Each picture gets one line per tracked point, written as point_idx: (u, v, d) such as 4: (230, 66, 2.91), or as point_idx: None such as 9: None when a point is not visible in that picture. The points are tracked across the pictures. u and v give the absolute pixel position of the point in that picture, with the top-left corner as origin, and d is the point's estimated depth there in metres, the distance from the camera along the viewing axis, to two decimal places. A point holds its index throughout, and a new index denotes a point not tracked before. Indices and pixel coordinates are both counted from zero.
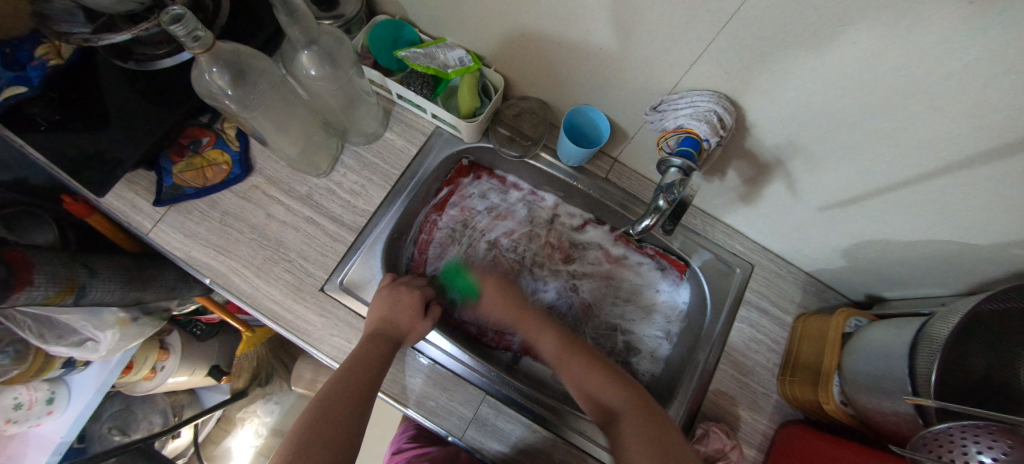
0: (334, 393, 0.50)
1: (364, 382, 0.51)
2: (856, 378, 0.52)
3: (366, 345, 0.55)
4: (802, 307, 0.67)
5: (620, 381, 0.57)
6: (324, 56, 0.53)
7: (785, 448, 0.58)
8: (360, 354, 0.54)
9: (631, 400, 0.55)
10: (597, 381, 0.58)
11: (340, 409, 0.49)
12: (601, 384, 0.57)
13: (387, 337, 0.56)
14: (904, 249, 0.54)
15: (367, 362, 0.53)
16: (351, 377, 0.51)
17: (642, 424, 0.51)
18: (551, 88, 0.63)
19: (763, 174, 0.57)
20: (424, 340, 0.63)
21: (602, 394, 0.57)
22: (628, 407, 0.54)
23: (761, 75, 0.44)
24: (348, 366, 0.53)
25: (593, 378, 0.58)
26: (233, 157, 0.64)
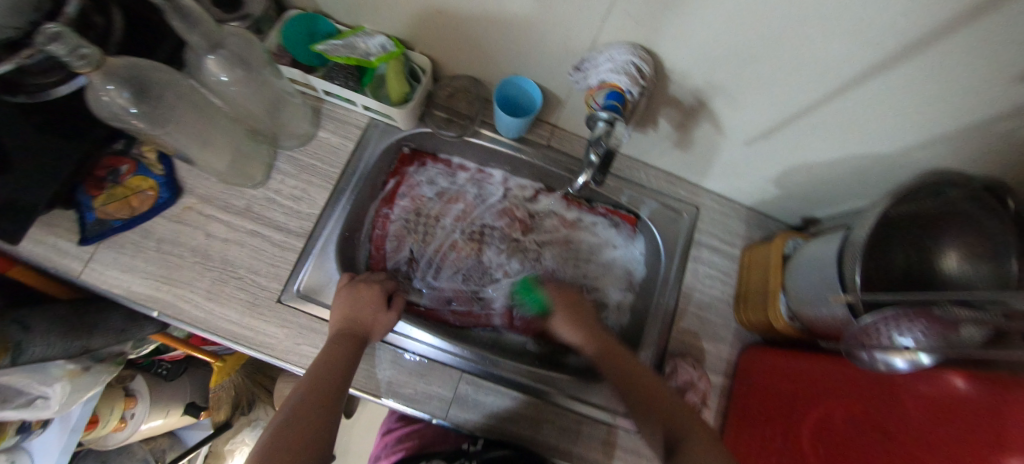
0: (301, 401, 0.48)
1: (334, 388, 0.50)
2: (796, 292, 0.56)
3: (333, 350, 0.54)
4: (746, 238, 0.72)
5: (683, 419, 0.50)
6: (234, 59, 0.51)
7: (746, 369, 0.63)
8: (327, 357, 0.53)
9: (702, 439, 0.47)
10: (663, 410, 0.51)
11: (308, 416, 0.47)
12: (660, 413, 0.51)
13: (355, 337, 0.56)
14: (824, 168, 0.58)
15: (335, 369, 0.52)
16: (317, 382, 0.50)
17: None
18: (478, 63, 0.62)
19: (691, 118, 0.59)
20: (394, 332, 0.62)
21: (661, 426, 0.50)
22: (694, 444, 0.46)
23: (670, 21, 0.45)
24: (312, 372, 0.51)
25: (656, 413, 0.51)
26: (159, 181, 0.61)
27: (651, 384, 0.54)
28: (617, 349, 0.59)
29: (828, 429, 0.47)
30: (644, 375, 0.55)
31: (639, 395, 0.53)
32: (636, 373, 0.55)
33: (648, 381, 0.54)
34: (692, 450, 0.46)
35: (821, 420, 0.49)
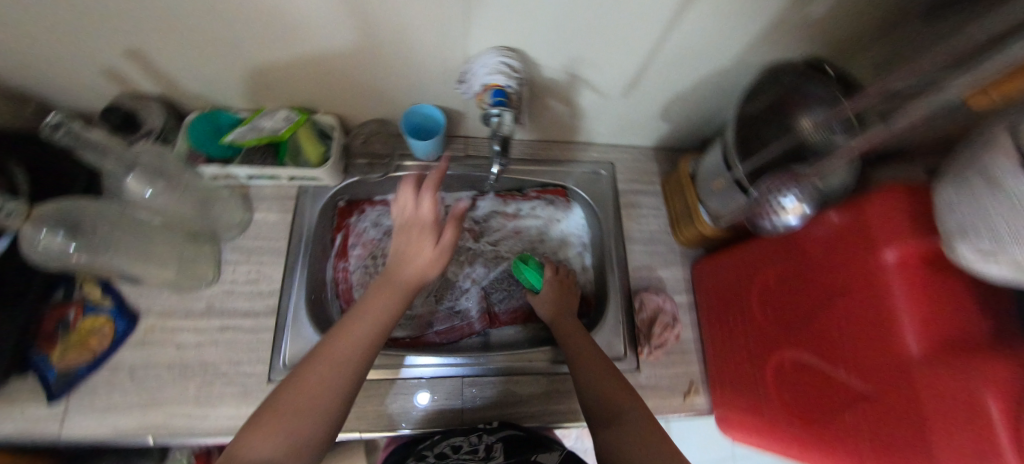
0: (319, 353, 0.47)
1: (360, 345, 0.49)
2: (710, 199, 0.66)
3: (375, 305, 0.52)
4: (662, 173, 0.82)
5: (628, 392, 0.53)
6: (151, 172, 0.55)
7: (704, 281, 0.71)
8: (359, 310, 0.52)
9: (638, 411, 0.50)
10: (611, 386, 0.53)
11: (327, 368, 0.46)
12: (609, 386, 0.53)
13: (393, 293, 0.54)
14: (692, 95, 0.69)
15: (366, 326, 0.50)
16: (344, 340, 0.49)
17: (642, 428, 0.48)
18: (378, 105, 0.69)
19: (573, 92, 0.68)
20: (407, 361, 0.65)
21: (611, 393, 0.52)
22: (633, 414, 0.49)
23: (517, 25, 0.54)
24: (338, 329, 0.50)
25: (607, 388, 0.53)
26: (111, 313, 0.62)
27: (607, 367, 0.56)
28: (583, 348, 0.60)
29: (768, 296, 0.58)
30: (598, 360, 0.57)
31: (590, 378, 0.55)
32: (591, 359, 0.58)
33: (603, 363, 0.57)
34: (628, 417, 0.49)
35: (760, 290, 0.59)
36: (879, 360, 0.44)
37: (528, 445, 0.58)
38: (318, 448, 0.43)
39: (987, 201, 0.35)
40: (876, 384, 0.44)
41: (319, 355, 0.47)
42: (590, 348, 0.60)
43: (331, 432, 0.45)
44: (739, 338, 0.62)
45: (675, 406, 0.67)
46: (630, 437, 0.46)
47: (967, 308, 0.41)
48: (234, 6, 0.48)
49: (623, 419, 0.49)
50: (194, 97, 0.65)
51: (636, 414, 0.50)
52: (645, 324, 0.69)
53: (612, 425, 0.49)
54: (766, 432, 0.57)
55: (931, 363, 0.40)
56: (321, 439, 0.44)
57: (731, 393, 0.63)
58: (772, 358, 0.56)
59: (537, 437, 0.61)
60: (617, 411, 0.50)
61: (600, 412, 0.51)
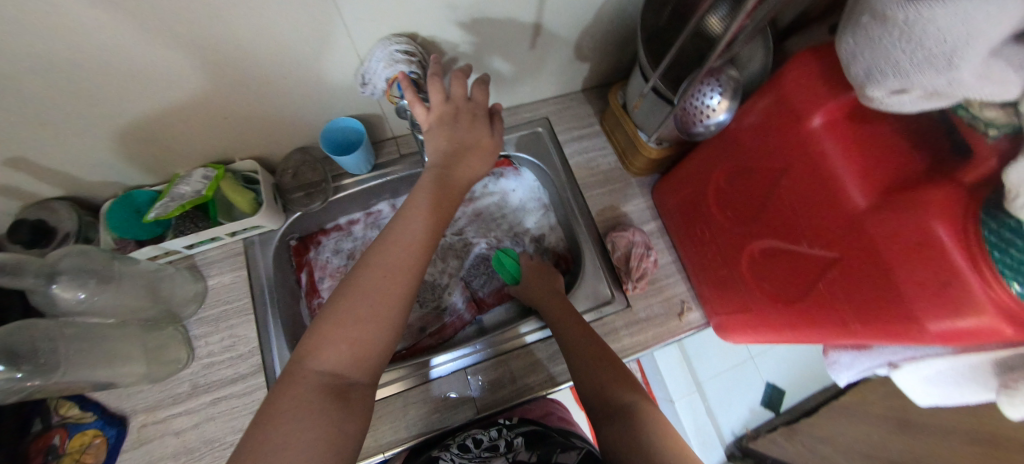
0: (387, 253, 0.47)
1: (411, 255, 0.47)
2: (646, 122, 0.65)
3: (417, 213, 0.49)
4: (597, 113, 0.81)
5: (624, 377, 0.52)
6: (78, 274, 0.51)
7: (666, 204, 0.71)
8: (409, 215, 0.49)
9: (643, 402, 0.49)
10: (607, 373, 0.52)
11: (382, 282, 0.45)
12: (605, 374, 0.52)
13: (432, 189, 0.51)
14: (598, 26, 0.67)
15: (419, 232, 0.48)
16: (403, 247, 0.47)
17: (646, 415, 0.47)
18: (291, 132, 0.66)
19: (481, 59, 0.66)
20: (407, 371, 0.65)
21: (607, 380, 0.52)
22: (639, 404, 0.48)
23: (396, 8, 0.51)
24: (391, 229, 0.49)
25: (603, 377, 0.52)
26: (98, 425, 0.59)
27: (605, 356, 0.55)
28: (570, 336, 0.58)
29: (725, 196, 0.59)
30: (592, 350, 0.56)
31: (586, 370, 0.53)
32: (584, 351, 0.56)
33: (597, 351, 0.55)
34: (625, 399, 0.49)
35: (717, 193, 0.60)
36: (833, 224, 0.45)
37: (549, 436, 0.57)
38: (370, 363, 0.44)
39: (886, 44, 0.35)
40: (836, 247, 0.45)
41: (373, 262, 0.46)
42: (582, 338, 0.58)
43: (388, 346, 0.46)
44: (712, 246, 0.63)
45: (674, 328, 0.68)
46: (630, 425, 0.46)
47: (903, 147, 0.41)
48: (93, 73, 0.45)
49: (625, 407, 0.48)
50: (99, 186, 0.62)
51: (639, 405, 0.49)
52: (623, 261, 0.69)
53: (613, 417, 0.48)
54: (761, 328, 0.58)
55: (878, 209, 0.41)
56: (378, 352, 0.45)
57: (721, 301, 0.64)
58: (745, 255, 0.57)
59: (560, 432, 0.59)
60: (616, 401, 0.49)
61: (601, 406, 0.50)
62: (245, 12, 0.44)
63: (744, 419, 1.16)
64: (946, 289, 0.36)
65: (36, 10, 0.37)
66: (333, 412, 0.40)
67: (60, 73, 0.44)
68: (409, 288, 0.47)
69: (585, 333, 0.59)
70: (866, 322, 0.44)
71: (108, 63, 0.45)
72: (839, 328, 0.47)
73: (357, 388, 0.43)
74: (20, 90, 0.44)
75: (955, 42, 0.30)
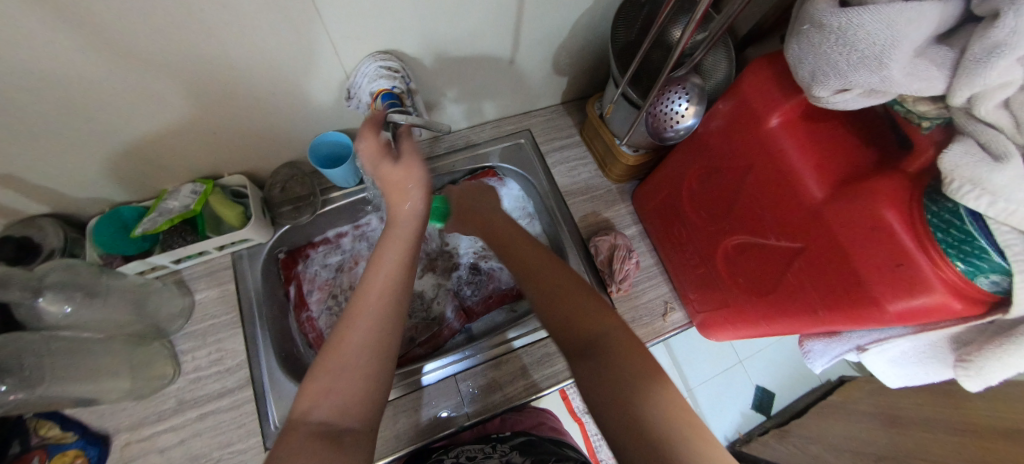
0: (362, 306, 0.46)
1: (389, 305, 0.46)
2: (621, 129, 0.69)
3: (385, 272, 0.48)
4: (577, 124, 0.85)
5: (597, 317, 0.52)
6: (64, 290, 0.52)
7: (645, 208, 0.74)
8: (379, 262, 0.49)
9: (612, 336, 0.49)
10: (570, 314, 0.53)
11: (363, 332, 0.45)
12: (577, 322, 0.52)
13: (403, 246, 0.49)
14: (573, 42, 0.71)
15: (387, 288, 0.47)
16: (377, 299, 0.46)
17: (619, 358, 0.47)
18: (279, 148, 0.68)
19: (462, 75, 0.69)
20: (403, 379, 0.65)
21: (581, 328, 0.51)
22: (606, 341, 0.49)
23: (379, 27, 0.54)
24: (365, 287, 0.47)
25: (583, 329, 0.51)
26: (79, 445, 0.58)
27: (568, 305, 0.54)
28: (547, 282, 0.57)
29: (697, 197, 0.62)
30: (562, 291, 0.55)
31: (559, 318, 0.53)
32: (555, 292, 0.55)
33: (557, 293, 0.55)
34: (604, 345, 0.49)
35: (689, 195, 0.63)
36: (795, 218, 0.47)
37: (544, 446, 0.59)
38: (363, 406, 0.42)
39: (826, 49, 0.38)
40: (801, 238, 0.47)
41: (357, 319, 0.45)
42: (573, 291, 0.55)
43: (380, 392, 0.44)
44: (689, 246, 0.65)
45: (659, 328, 0.70)
46: (607, 374, 0.46)
47: (851, 144, 0.45)
48: (85, 92, 0.47)
49: (599, 346, 0.49)
50: (87, 203, 0.63)
51: (612, 335, 0.50)
52: (606, 264, 0.71)
53: (590, 356, 0.49)
54: (739, 322, 0.60)
55: (834, 200, 0.43)
56: (370, 400, 0.43)
57: (700, 298, 0.66)
58: (720, 252, 0.59)
59: (552, 442, 0.62)
60: (591, 343, 0.50)
61: (573, 346, 0.51)
62: (235, 30, 0.47)
63: (736, 423, 1.16)
64: (897, 271, 0.39)
65: (38, 33, 0.39)
66: (324, 458, 0.38)
67: (54, 93, 0.46)
68: (392, 331, 0.46)
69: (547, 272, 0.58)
70: (832, 308, 0.46)
71: (99, 82, 0.46)
72: (808, 316, 0.49)
73: (352, 437, 0.41)
74: (16, 109, 0.46)
75: (885, 43, 0.34)
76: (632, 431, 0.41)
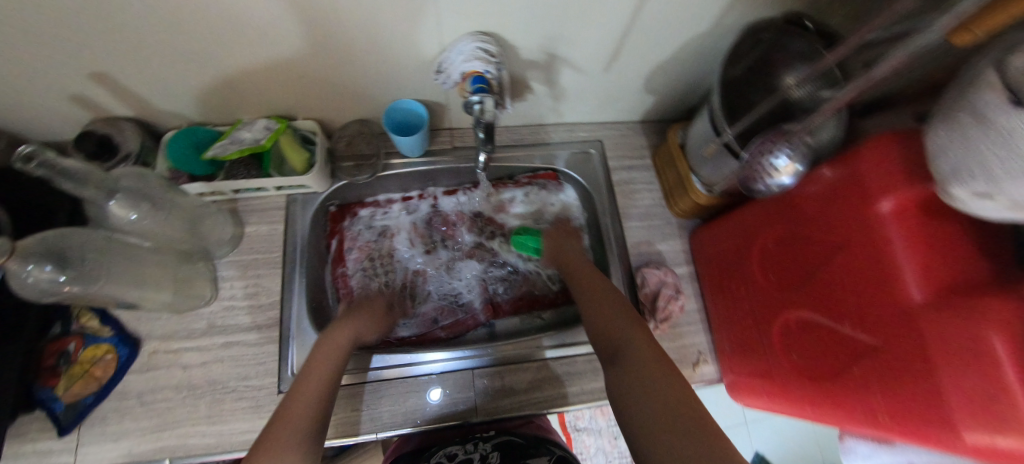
0: (290, 399, 0.49)
1: (315, 397, 0.50)
2: (703, 166, 0.65)
3: (312, 380, 0.51)
4: (652, 146, 0.81)
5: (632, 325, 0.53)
6: (135, 197, 0.52)
7: (702, 250, 0.71)
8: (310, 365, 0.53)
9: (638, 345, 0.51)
10: (608, 320, 0.55)
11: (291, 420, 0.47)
12: (611, 328, 0.54)
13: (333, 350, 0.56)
14: (675, 61, 0.68)
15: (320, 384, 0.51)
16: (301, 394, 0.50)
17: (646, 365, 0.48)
18: (357, 104, 0.68)
19: (553, 71, 0.66)
20: (412, 362, 0.65)
21: (615, 336, 0.53)
22: (635, 348, 0.50)
23: (489, 7, 0.52)
24: (293, 385, 0.51)
25: (619, 333, 0.53)
26: (113, 341, 0.61)
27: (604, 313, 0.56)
28: (592, 292, 0.61)
29: (768, 258, 0.58)
30: (601, 302, 0.58)
31: (600, 321, 0.56)
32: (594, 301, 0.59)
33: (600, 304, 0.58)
34: (634, 350, 0.50)
35: (760, 253, 0.59)
36: (881, 313, 0.44)
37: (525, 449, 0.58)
38: None
39: (978, 145, 0.34)
40: (879, 335, 0.44)
41: (281, 419, 0.47)
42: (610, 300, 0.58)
43: None
44: (743, 304, 0.62)
45: (685, 376, 0.67)
46: (635, 378, 0.47)
47: (970, 252, 0.40)
48: (195, 11, 0.47)
49: (626, 346, 0.51)
50: (168, 115, 0.64)
51: (636, 338, 0.52)
52: (649, 299, 0.69)
53: (618, 355, 0.51)
54: (779, 398, 0.57)
55: (936, 309, 0.39)
56: None
57: (739, 357, 0.64)
58: (779, 322, 0.56)
59: (533, 440, 0.61)
60: (621, 344, 0.52)
61: (608, 352, 0.53)
62: None
63: None
64: (988, 405, 0.35)
65: None
66: None
67: (165, 5, 0.46)
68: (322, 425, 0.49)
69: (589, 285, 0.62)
70: (895, 418, 0.42)
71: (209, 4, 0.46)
72: (864, 417, 0.45)
73: None
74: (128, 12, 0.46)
75: None
76: (649, 420, 0.43)
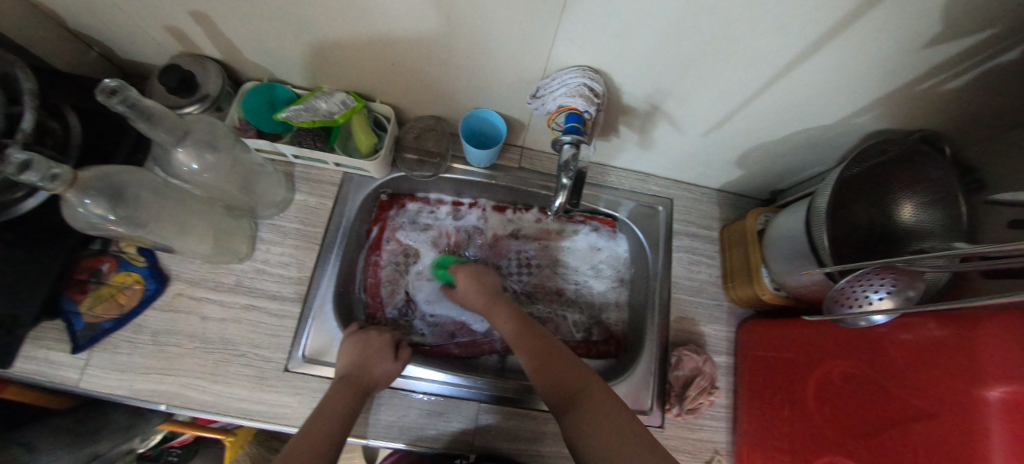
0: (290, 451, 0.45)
1: (317, 453, 0.45)
2: (778, 265, 0.60)
3: (330, 412, 0.51)
4: (722, 220, 0.76)
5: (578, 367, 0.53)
6: (200, 145, 0.51)
7: (748, 345, 0.66)
8: (331, 397, 0.53)
9: (591, 385, 0.51)
10: (551, 363, 0.54)
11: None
12: (557, 370, 0.53)
13: (353, 387, 0.55)
14: (779, 145, 0.63)
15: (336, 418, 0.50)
16: (303, 448, 0.45)
17: (601, 402, 0.48)
18: (438, 103, 0.65)
19: (648, 122, 0.62)
20: (414, 378, 0.63)
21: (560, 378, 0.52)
22: (590, 388, 0.50)
23: (611, 46, 0.48)
24: (296, 437, 0.47)
25: (560, 377, 0.52)
26: (144, 273, 0.61)
27: (544, 353, 0.56)
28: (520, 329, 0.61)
29: (829, 389, 0.52)
30: (536, 337, 0.59)
31: (540, 367, 0.54)
32: (531, 337, 0.59)
33: (536, 346, 0.57)
34: (583, 397, 0.49)
35: (820, 378, 0.53)
36: None
37: None
38: None
39: None
40: None
41: (300, 444, 0.46)
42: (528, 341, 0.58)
43: None
44: (786, 424, 0.57)
45: None
46: (589, 418, 0.46)
47: None
48: None
49: (578, 394, 0.50)
50: (254, 67, 0.63)
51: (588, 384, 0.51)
52: (679, 384, 0.65)
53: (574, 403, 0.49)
54: None
55: None
56: None
57: None
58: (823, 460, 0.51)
59: None
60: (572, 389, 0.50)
61: (556, 395, 0.51)
62: None
63: None
64: None
65: None
66: None
67: None
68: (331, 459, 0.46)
69: (520, 322, 0.62)
70: None
71: None
72: None
73: None
74: None
75: None
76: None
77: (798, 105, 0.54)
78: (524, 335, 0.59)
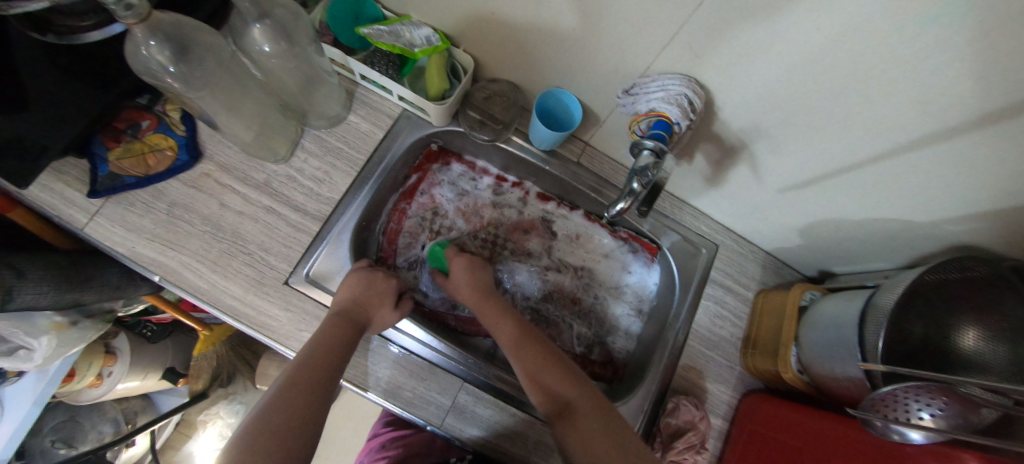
0: (294, 382, 0.45)
1: (320, 389, 0.46)
2: (811, 348, 0.57)
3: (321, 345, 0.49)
4: (762, 284, 0.72)
5: (573, 382, 0.53)
6: (278, 30, 0.50)
7: (750, 417, 0.63)
8: (327, 330, 0.51)
9: (582, 397, 0.51)
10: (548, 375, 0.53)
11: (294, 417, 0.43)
12: (553, 381, 0.53)
13: (346, 323, 0.52)
14: (854, 227, 0.59)
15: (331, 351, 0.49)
16: (305, 380, 0.45)
17: (596, 418, 0.48)
18: (522, 72, 0.62)
19: (728, 157, 0.59)
20: (394, 329, 0.60)
21: (560, 390, 0.52)
22: (582, 403, 0.50)
23: (728, 63, 0.45)
24: (292, 367, 0.47)
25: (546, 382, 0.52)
26: (179, 142, 0.60)
27: (534, 346, 0.56)
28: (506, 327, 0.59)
29: None
30: (540, 340, 0.57)
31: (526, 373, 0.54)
32: (524, 341, 0.57)
33: (531, 349, 0.55)
34: (577, 415, 0.49)
35: None
36: None
37: None
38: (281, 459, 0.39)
39: None
40: None
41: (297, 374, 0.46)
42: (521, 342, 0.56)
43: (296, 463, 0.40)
44: None
45: None
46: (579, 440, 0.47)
47: None
48: None
49: (573, 411, 0.50)
50: None
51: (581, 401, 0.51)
52: (667, 431, 0.61)
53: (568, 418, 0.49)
54: None
55: None
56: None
57: None
58: None
59: None
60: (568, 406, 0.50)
61: (552, 409, 0.51)
62: None
63: None
64: None
65: None
66: None
67: None
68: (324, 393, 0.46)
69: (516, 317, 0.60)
70: None
71: None
72: None
73: None
74: None
75: None
76: None
77: (898, 192, 0.50)
78: (517, 331, 0.58)
